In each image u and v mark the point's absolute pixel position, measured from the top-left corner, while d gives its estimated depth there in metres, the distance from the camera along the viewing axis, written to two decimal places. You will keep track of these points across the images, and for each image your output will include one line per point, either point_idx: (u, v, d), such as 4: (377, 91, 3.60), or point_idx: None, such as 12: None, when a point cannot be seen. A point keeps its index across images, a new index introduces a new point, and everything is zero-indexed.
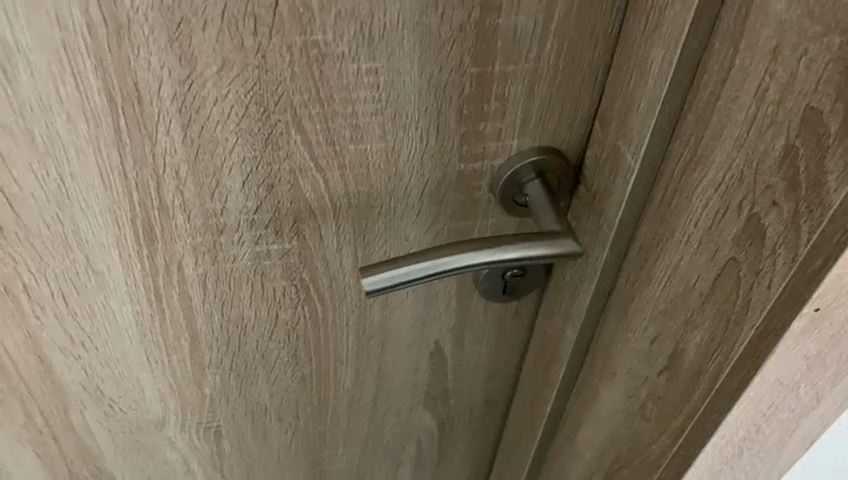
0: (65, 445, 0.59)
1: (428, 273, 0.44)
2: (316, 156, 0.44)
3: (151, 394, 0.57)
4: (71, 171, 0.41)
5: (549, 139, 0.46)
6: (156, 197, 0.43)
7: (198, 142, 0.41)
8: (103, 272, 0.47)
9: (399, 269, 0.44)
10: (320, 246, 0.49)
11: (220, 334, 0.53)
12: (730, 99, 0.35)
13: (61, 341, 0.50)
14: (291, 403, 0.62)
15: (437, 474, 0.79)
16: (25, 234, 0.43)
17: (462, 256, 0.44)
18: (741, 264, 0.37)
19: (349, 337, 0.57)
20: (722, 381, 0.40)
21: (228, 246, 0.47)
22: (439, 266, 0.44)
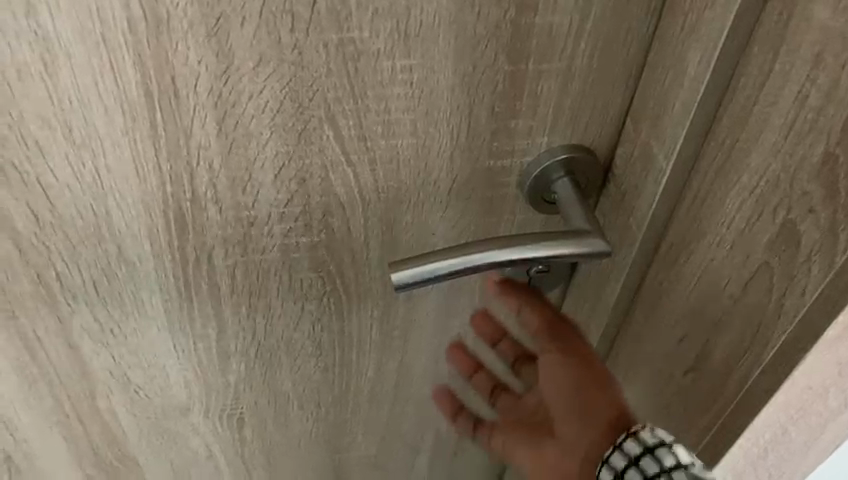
0: (91, 429, 0.60)
1: (457, 270, 0.45)
2: (348, 151, 0.44)
3: (177, 381, 0.57)
4: (107, 163, 0.41)
5: (580, 138, 0.46)
6: (189, 189, 0.44)
7: (232, 136, 0.42)
8: (135, 262, 0.47)
9: (427, 265, 0.44)
10: (348, 239, 0.49)
11: (247, 323, 0.54)
12: (768, 104, 0.35)
13: (90, 328, 0.51)
14: (314, 391, 0.62)
15: (453, 465, 0.79)
16: (60, 223, 0.44)
17: (495, 252, 0.44)
18: (774, 269, 0.37)
19: (373, 328, 0.57)
20: (752, 384, 0.41)
21: (258, 238, 0.48)
22: (467, 262, 0.44)
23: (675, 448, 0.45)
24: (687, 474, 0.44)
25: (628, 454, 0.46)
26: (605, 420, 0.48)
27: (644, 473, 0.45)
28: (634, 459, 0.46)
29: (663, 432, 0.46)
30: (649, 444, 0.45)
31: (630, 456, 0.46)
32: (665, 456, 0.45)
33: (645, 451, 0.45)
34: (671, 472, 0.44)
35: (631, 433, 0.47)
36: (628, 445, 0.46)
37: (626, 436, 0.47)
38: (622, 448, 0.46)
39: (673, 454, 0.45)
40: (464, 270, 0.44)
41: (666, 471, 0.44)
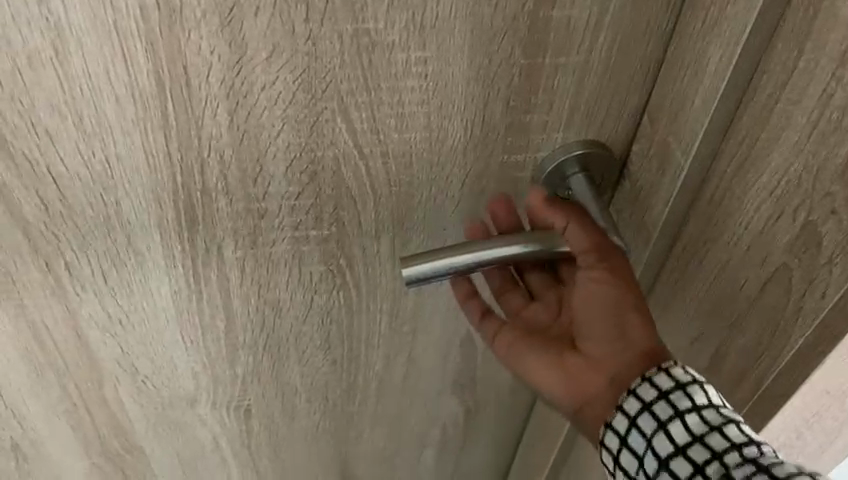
0: (98, 419, 0.60)
1: (468, 263, 0.44)
2: (360, 144, 0.43)
3: (185, 372, 0.57)
4: (117, 153, 0.41)
5: (596, 134, 0.45)
6: (200, 180, 0.43)
7: (243, 127, 0.41)
8: (144, 252, 0.47)
9: (438, 259, 0.44)
10: (358, 232, 0.49)
11: (255, 315, 0.54)
12: (791, 103, 0.34)
13: (98, 317, 0.51)
14: (321, 384, 0.62)
15: (459, 460, 0.79)
16: (69, 213, 0.43)
17: (501, 248, 0.45)
18: (793, 271, 0.37)
19: (383, 321, 0.57)
20: (768, 385, 0.40)
21: (269, 231, 0.47)
22: (477, 256, 0.44)
23: (709, 388, 0.40)
24: (720, 417, 0.38)
25: (658, 388, 0.40)
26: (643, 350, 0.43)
27: (674, 407, 0.39)
28: (662, 392, 0.40)
29: (695, 372, 0.41)
30: (682, 379, 0.40)
31: (657, 389, 0.40)
32: (698, 391, 0.39)
33: (676, 385, 0.40)
34: (703, 411, 0.39)
35: (660, 368, 0.41)
36: (658, 380, 0.41)
37: (657, 370, 0.41)
38: (651, 380, 0.41)
39: (707, 392, 0.39)
40: (475, 263, 0.44)
41: (697, 407, 0.39)
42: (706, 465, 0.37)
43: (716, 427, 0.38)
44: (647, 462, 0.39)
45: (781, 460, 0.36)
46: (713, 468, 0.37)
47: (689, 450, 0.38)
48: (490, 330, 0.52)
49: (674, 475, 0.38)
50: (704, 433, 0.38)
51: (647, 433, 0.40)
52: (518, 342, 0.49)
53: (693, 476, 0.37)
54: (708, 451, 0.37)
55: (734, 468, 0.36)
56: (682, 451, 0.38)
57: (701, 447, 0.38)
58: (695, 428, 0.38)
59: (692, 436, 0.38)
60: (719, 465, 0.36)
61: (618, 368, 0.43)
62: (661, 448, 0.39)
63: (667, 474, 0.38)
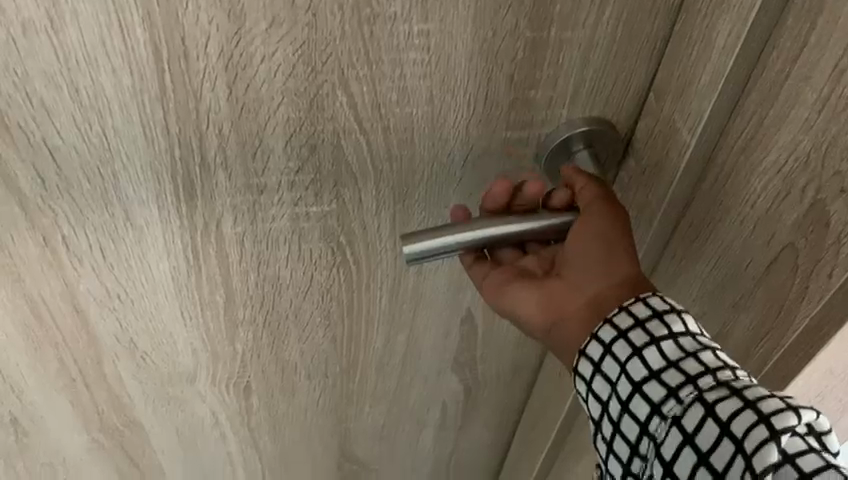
0: (97, 394, 0.60)
1: (464, 242, 0.44)
2: (361, 118, 0.43)
3: (184, 348, 0.57)
4: (114, 125, 0.40)
5: (601, 111, 0.45)
6: (199, 154, 0.43)
7: (242, 101, 0.40)
8: (142, 227, 0.46)
9: (435, 238, 0.44)
10: (359, 209, 0.49)
11: (255, 292, 0.53)
12: (802, 79, 0.33)
13: (97, 292, 0.50)
14: (321, 361, 0.62)
15: (459, 439, 0.79)
16: (66, 186, 0.43)
17: (509, 226, 0.44)
18: (800, 251, 0.36)
19: (383, 299, 0.57)
20: (772, 366, 0.40)
21: (268, 206, 0.47)
22: (473, 235, 0.44)
23: (686, 315, 0.40)
24: (695, 343, 0.39)
25: (635, 317, 0.40)
26: (625, 275, 0.43)
27: (650, 334, 0.39)
28: (640, 321, 0.40)
29: (671, 300, 0.41)
30: (659, 307, 0.40)
31: (635, 317, 0.40)
32: (676, 319, 0.39)
33: (654, 313, 0.40)
34: (680, 337, 0.39)
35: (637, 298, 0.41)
36: (634, 308, 0.41)
37: (634, 299, 0.41)
38: (628, 309, 0.41)
39: (684, 320, 0.39)
40: (471, 243, 0.44)
41: (674, 335, 0.39)
42: (680, 389, 0.37)
43: (691, 353, 0.38)
44: (620, 386, 0.40)
45: (752, 383, 0.36)
46: (687, 392, 0.37)
47: (663, 374, 0.38)
48: (478, 272, 0.50)
49: (647, 398, 0.38)
50: (679, 359, 0.38)
51: (622, 358, 0.40)
52: (504, 282, 0.48)
53: (667, 400, 0.38)
54: (683, 375, 0.38)
55: (708, 391, 0.36)
56: (657, 376, 0.38)
57: (677, 372, 0.38)
58: (670, 354, 0.39)
59: (667, 362, 0.38)
60: (694, 389, 0.37)
61: (599, 292, 0.43)
62: (635, 373, 0.39)
63: (640, 397, 0.39)
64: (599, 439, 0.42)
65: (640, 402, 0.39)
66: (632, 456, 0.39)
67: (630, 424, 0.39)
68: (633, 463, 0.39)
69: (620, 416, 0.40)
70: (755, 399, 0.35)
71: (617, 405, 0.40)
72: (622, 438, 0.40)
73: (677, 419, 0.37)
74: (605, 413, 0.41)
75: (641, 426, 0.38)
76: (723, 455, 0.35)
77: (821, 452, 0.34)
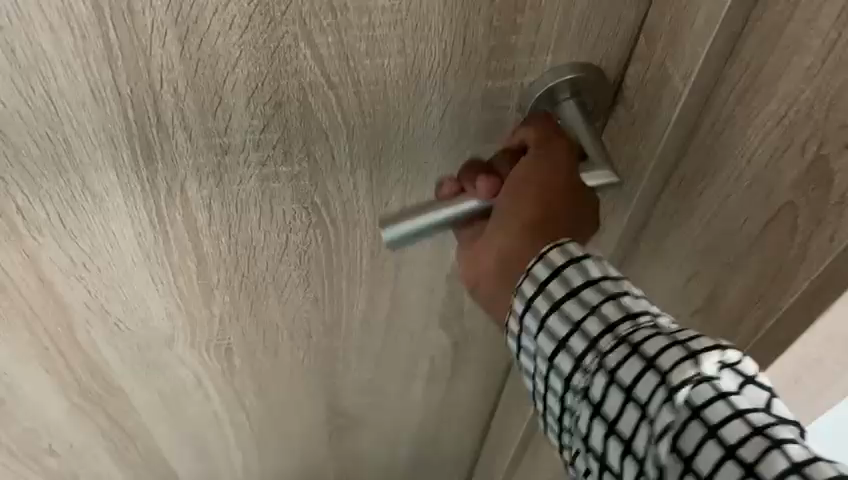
0: (73, 361, 0.58)
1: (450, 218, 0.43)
2: (328, 72, 0.40)
3: (158, 313, 0.55)
4: (60, 88, 0.37)
5: (587, 56, 0.42)
6: (154, 115, 0.39)
7: (197, 56, 0.37)
8: (102, 193, 0.44)
9: (420, 220, 0.43)
10: (332, 168, 0.46)
11: (228, 256, 0.51)
12: (806, 22, 0.30)
13: (61, 261, 0.48)
14: (303, 321, 0.60)
15: (449, 392, 0.78)
16: (14, 154, 0.40)
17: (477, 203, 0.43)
18: (800, 210, 0.34)
19: (363, 257, 0.55)
20: (768, 329, 0.38)
21: (235, 168, 0.44)
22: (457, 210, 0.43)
23: (587, 266, 0.38)
24: (597, 296, 0.38)
25: (536, 281, 0.39)
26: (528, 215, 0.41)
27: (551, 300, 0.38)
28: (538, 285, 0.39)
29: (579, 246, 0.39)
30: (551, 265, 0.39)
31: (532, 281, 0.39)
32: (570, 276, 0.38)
33: (548, 273, 0.39)
34: (581, 294, 0.38)
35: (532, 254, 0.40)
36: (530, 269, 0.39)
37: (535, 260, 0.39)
38: (530, 275, 0.39)
39: (583, 272, 0.38)
40: (456, 218, 0.43)
41: (574, 293, 0.38)
42: (585, 356, 0.37)
43: (593, 311, 0.37)
44: (537, 359, 0.40)
45: (654, 334, 0.35)
46: (592, 358, 0.37)
47: (570, 342, 0.38)
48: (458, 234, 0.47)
49: (560, 371, 0.38)
50: (582, 321, 0.37)
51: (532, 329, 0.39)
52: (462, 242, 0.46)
53: (577, 370, 0.37)
54: (586, 340, 0.37)
55: (610, 356, 0.36)
56: (564, 345, 0.38)
57: (581, 336, 0.37)
58: (573, 316, 0.38)
59: (571, 326, 0.38)
60: (597, 355, 0.37)
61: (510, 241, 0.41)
62: (546, 344, 0.39)
63: (554, 370, 0.39)
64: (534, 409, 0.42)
65: (556, 376, 0.39)
66: (560, 428, 0.40)
67: (554, 398, 0.39)
68: (563, 433, 0.40)
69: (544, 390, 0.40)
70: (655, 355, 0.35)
71: (539, 379, 0.40)
72: (549, 410, 0.40)
73: (587, 391, 0.37)
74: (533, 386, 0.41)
75: (561, 400, 0.39)
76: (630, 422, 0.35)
77: (729, 396, 0.33)
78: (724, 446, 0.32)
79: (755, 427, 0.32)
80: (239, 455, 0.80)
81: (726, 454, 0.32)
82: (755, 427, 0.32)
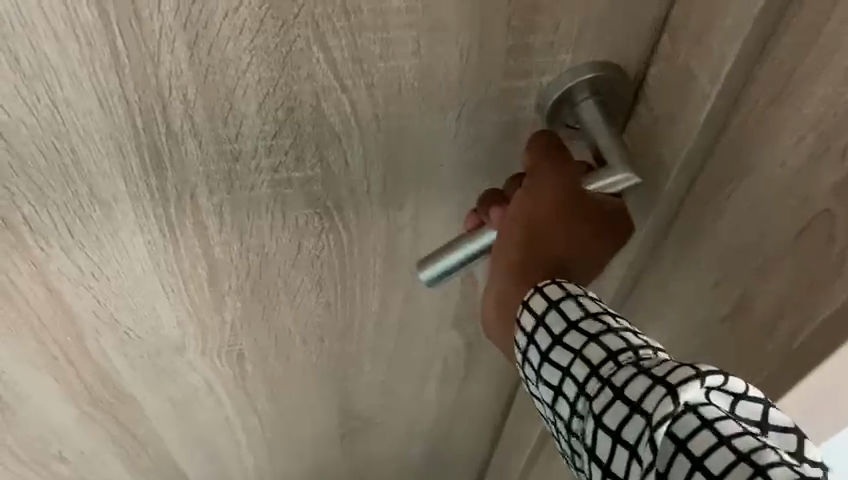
0: (82, 369, 0.57)
1: (480, 249, 0.43)
2: (342, 75, 0.38)
3: (169, 320, 0.54)
4: (65, 97, 0.36)
5: (608, 54, 0.40)
6: (163, 122, 0.38)
7: (207, 62, 0.36)
8: (110, 202, 0.43)
9: (451, 257, 0.43)
10: (345, 172, 0.45)
11: (239, 262, 0.50)
12: (844, 20, 0.29)
13: (69, 271, 0.47)
14: (316, 325, 0.59)
15: (462, 393, 0.77)
16: (20, 165, 0.39)
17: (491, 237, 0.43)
18: (840, 215, 0.33)
19: (377, 260, 0.54)
20: (806, 336, 0.37)
21: (246, 174, 0.43)
22: (484, 240, 0.43)
23: (565, 308, 0.38)
24: (580, 338, 0.37)
25: (526, 330, 0.39)
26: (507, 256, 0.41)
27: (540, 350, 0.38)
28: (532, 333, 0.39)
29: (572, 286, 0.39)
30: (540, 311, 0.39)
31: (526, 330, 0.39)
32: (561, 317, 0.38)
33: (539, 319, 0.39)
34: (565, 338, 0.37)
35: (525, 302, 0.40)
36: (525, 316, 0.40)
37: (531, 293, 0.40)
38: (520, 322, 0.40)
39: (564, 315, 0.38)
40: (484, 248, 0.43)
41: (558, 339, 0.37)
42: (578, 402, 0.36)
43: (577, 352, 0.36)
44: (546, 408, 0.39)
45: (633, 370, 0.33)
46: (582, 402, 0.35)
47: (563, 388, 0.37)
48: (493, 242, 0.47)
49: (563, 420, 0.37)
50: (568, 365, 0.36)
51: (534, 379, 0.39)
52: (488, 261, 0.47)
53: (574, 418, 0.36)
54: (575, 385, 0.36)
55: (594, 399, 0.34)
56: (559, 392, 0.37)
57: (571, 381, 0.36)
58: (562, 362, 0.37)
59: (561, 371, 0.37)
60: (585, 401, 0.35)
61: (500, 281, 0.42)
62: (546, 393, 0.38)
63: (559, 418, 0.38)
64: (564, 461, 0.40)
65: (562, 424, 0.37)
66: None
67: (569, 447, 0.38)
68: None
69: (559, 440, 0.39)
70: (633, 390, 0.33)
71: (554, 427, 0.39)
72: (570, 460, 0.39)
73: (585, 440, 0.35)
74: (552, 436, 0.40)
75: (573, 450, 0.37)
76: (620, 465, 0.33)
77: (714, 424, 0.30)
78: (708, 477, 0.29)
79: (740, 453, 0.29)
80: (251, 458, 0.80)
81: None
82: (740, 453, 0.29)
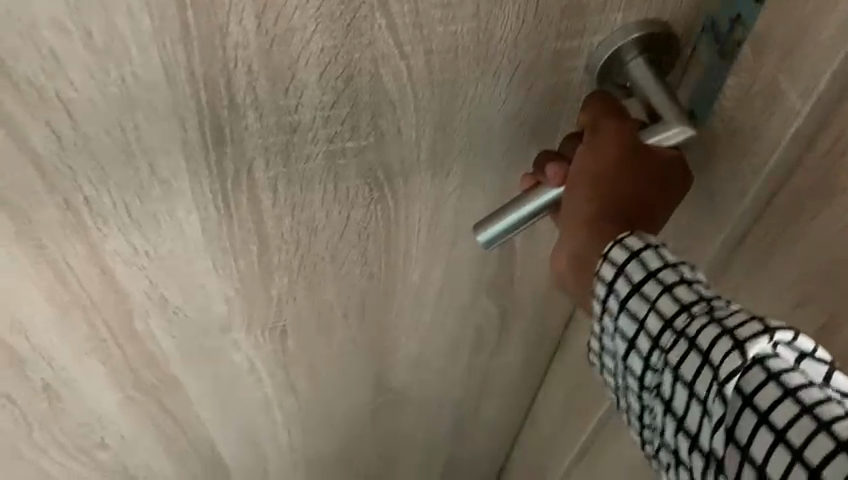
0: (129, 352, 0.57)
1: (536, 209, 0.44)
2: (402, 42, 0.39)
3: (217, 299, 0.54)
4: (134, 72, 0.36)
5: (657, 12, 0.41)
6: (227, 95, 0.39)
7: (273, 32, 0.36)
8: (169, 180, 0.43)
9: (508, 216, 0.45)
10: (397, 141, 0.46)
11: (289, 236, 0.50)
12: None
13: (124, 251, 0.47)
14: (358, 298, 0.60)
15: (493, 363, 0.79)
16: (85, 144, 0.39)
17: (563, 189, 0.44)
18: None
19: (420, 230, 0.55)
20: None
21: (302, 145, 0.44)
22: (540, 201, 0.44)
23: (644, 258, 0.37)
24: (657, 290, 0.36)
25: (604, 281, 0.38)
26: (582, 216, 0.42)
27: (612, 302, 0.38)
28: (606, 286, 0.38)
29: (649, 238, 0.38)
30: (621, 261, 0.38)
31: (604, 281, 0.38)
32: (640, 266, 0.37)
33: (620, 268, 0.38)
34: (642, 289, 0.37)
35: (604, 254, 0.39)
36: (605, 266, 0.38)
37: (612, 243, 0.39)
38: (598, 274, 0.39)
39: (643, 265, 0.37)
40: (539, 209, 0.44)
41: (636, 290, 0.37)
42: (651, 353, 0.36)
43: (652, 304, 0.36)
44: (615, 358, 0.39)
45: (708, 323, 0.34)
46: (655, 355, 0.36)
47: (635, 339, 0.37)
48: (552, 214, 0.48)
49: (633, 370, 0.38)
50: (643, 317, 0.37)
51: (605, 331, 0.39)
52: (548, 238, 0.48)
53: (645, 369, 0.37)
54: (650, 337, 0.36)
55: (670, 350, 0.35)
56: (632, 343, 0.37)
57: (646, 333, 0.37)
58: (636, 313, 0.37)
59: (634, 323, 0.37)
60: (660, 353, 0.36)
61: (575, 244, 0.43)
62: (618, 344, 0.38)
63: (629, 369, 0.38)
64: (621, 409, 0.41)
65: (630, 374, 0.38)
66: (644, 428, 0.39)
67: (634, 396, 0.39)
68: (647, 433, 0.39)
69: (625, 390, 0.40)
70: (708, 344, 0.33)
71: (619, 376, 0.40)
72: (633, 409, 0.40)
73: (658, 389, 0.36)
74: (616, 387, 0.41)
75: (639, 399, 0.38)
76: (693, 414, 0.34)
77: (781, 377, 0.31)
78: (774, 430, 0.30)
79: (804, 405, 0.30)
80: (286, 438, 0.81)
81: (776, 438, 0.30)
82: (804, 406, 0.30)
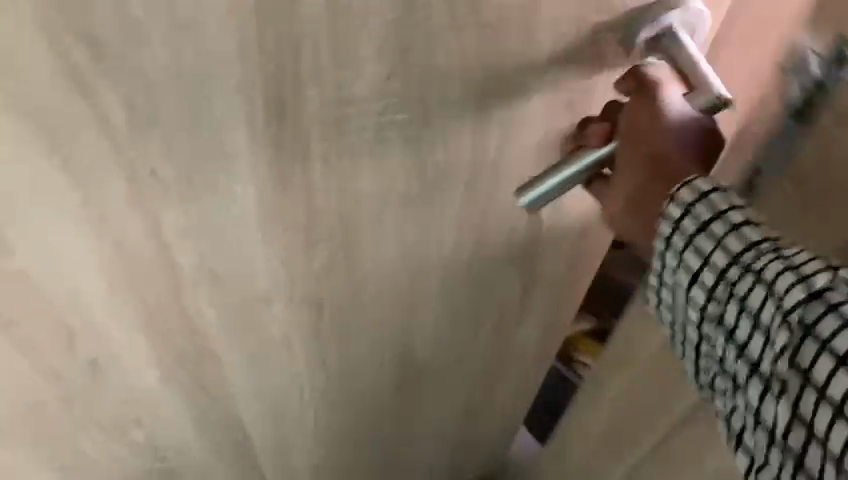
0: (174, 326, 0.59)
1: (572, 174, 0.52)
2: (455, 13, 0.41)
3: (262, 271, 0.56)
4: (211, 44, 0.38)
5: None
6: (293, 66, 0.41)
7: (341, 4, 0.39)
8: (230, 150, 0.45)
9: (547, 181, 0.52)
10: (442, 110, 0.48)
11: (335, 206, 0.53)
12: None
13: (180, 222, 0.49)
14: (392, 269, 0.62)
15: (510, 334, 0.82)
16: (157, 114, 0.41)
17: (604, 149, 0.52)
18: None
19: (455, 200, 0.57)
20: None
21: (355, 117, 0.46)
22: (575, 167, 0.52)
23: (712, 202, 0.47)
24: (723, 228, 0.47)
25: (670, 220, 0.48)
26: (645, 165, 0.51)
27: (684, 238, 0.48)
28: (671, 223, 0.49)
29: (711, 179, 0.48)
30: (690, 201, 0.47)
31: (669, 219, 0.48)
32: (708, 207, 0.47)
33: (686, 210, 0.47)
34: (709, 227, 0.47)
35: (671, 198, 0.48)
36: (672, 206, 0.48)
37: (679, 187, 0.48)
38: (664, 215, 0.49)
39: (710, 208, 0.47)
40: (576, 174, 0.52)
41: (703, 227, 0.47)
42: (716, 282, 0.47)
43: (718, 241, 0.47)
44: (681, 285, 0.50)
45: (774, 261, 0.44)
46: (720, 286, 0.47)
47: (703, 272, 0.48)
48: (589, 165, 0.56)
49: (699, 294, 0.48)
50: (711, 253, 0.47)
51: (672, 265, 0.50)
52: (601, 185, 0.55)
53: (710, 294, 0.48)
54: (715, 269, 0.47)
55: (737, 282, 0.46)
56: (699, 273, 0.48)
57: (710, 266, 0.47)
58: (704, 249, 0.47)
59: (702, 257, 0.48)
60: (726, 283, 0.46)
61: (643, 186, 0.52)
62: (686, 271, 0.49)
63: (694, 292, 0.49)
64: (681, 324, 0.52)
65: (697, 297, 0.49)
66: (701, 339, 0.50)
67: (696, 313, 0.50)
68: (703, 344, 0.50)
69: (689, 315, 0.50)
70: (774, 278, 0.44)
71: (681, 297, 0.51)
72: (692, 326, 0.51)
73: (720, 314, 0.47)
74: (682, 311, 0.51)
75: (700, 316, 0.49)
76: (755, 338, 0.45)
77: (838, 306, 0.42)
78: (819, 343, 0.42)
79: None
80: (311, 413, 0.83)
81: (821, 349, 0.42)
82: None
